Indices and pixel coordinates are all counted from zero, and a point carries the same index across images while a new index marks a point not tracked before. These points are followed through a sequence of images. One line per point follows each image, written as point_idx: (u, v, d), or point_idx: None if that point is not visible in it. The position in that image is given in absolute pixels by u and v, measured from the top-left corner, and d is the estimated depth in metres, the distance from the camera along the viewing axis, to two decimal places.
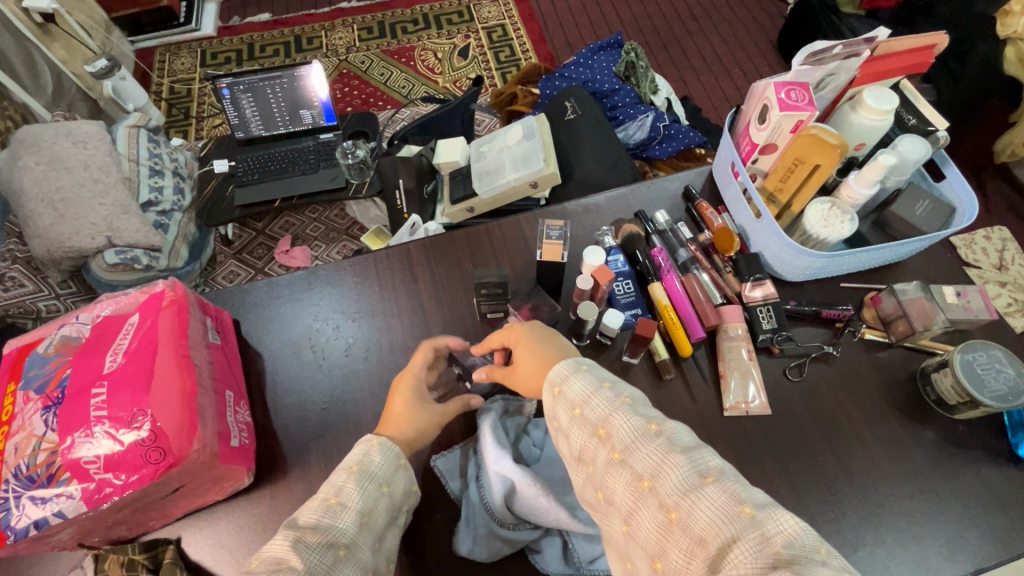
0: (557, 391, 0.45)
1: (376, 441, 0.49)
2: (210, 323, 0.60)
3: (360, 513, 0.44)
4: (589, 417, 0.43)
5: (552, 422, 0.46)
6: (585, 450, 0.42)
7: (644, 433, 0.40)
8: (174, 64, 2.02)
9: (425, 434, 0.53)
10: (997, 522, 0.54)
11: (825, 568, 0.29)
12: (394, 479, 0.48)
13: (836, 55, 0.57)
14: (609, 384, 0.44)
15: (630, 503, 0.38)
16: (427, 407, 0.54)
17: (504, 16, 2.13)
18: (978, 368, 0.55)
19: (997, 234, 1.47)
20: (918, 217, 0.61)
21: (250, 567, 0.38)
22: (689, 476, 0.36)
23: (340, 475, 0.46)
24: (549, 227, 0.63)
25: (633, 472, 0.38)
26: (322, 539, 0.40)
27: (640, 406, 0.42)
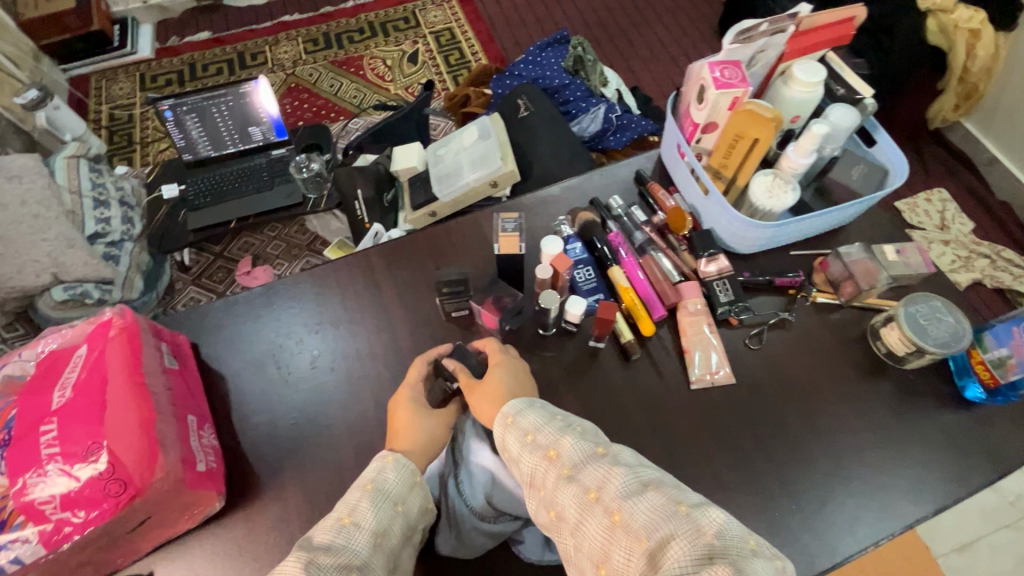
0: (510, 421, 0.47)
1: (390, 458, 0.49)
2: (166, 348, 0.57)
3: (375, 533, 0.44)
4: (540, 442, 0.44)
5: (503, 451, 0.47)
6: (535, 473, 0.44)
7: (592, 454, 0.42)
8: (112, 90, 1.95)
9: (433, 441, 0.53)
10: (957, 464, 0.57)
11: (757, 559, 0.33)
12: (408, 500, 0.48)
13: (763, 32, 0.59)
14: (560, 417, 0.47)
15: (575, 515, 0.39)
16: (432, 415, 0.54)
17: (451, 20, 2.14)
18: (921, 319, 0.58)
19: (937, 196, 1.71)
20: (855, 180, 0.65)
21: None
22: (631, 484, 0.39)
23: (354, 493, 0.46)
24: (504, 220, 0.63)
25: (581, 486, 0.40)
26: (334, 559, 0.40)
27: (589, 433, 0.45)
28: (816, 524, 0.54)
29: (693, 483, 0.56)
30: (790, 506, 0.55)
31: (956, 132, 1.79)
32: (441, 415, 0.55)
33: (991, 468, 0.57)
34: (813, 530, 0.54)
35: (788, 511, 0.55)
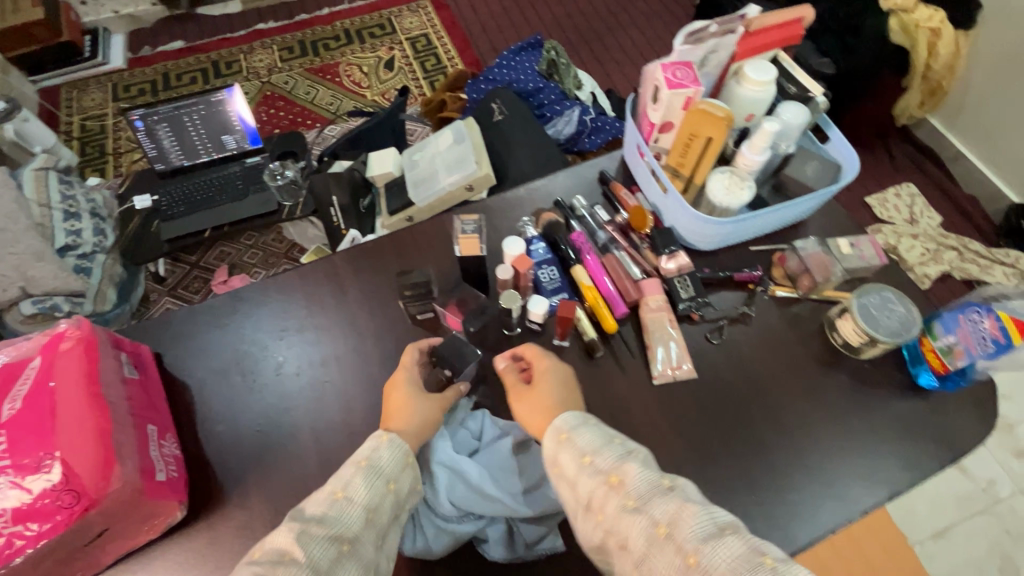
0: (564, 438, 0.49)
1: (385, 437, 0.50)
2: (125, 358, 0.57)
3: (367, 508, 0.45)
4: (600, 465, 0.46)
5: (553, 467, 0.49)
6: (593, 498, 0.45)
7: (658, 486, 0.43)
8: (84, 101, 1.93)
9: (429, 423, 0.54)
10: (911, 451, 0.58)
11: None
12: (401, 476, 0.49)
13: (713, 33, 0.60)
14: (619, 440, 0.48)
15: (643, 547, 0.40)
16: (430, 399, 0.55)
17: (427, 26, 2.15)
18: (873, 310, 0.60)
19: (906, 192, 1.76)
20: (810, 177, 0.67)
21: (254, 558, 0.41)
22: (707, 525, 0.39)
23: (348, 469, 0.47)
24: (464, 222, 0.63)
25: (650, 520, 0.41)
26: (325, 528, 0.42)
27: (650, 463, 0.46)
28: (776, 513, 0.55)
29: None
30: (751, 497, 0.56)
31: (923, 128, 1.84)
32: (438, 398, 0.55)
33: (944, 453, 0.58)
34: (772, 519, 0.55)
35: (749, 501, 0.56)
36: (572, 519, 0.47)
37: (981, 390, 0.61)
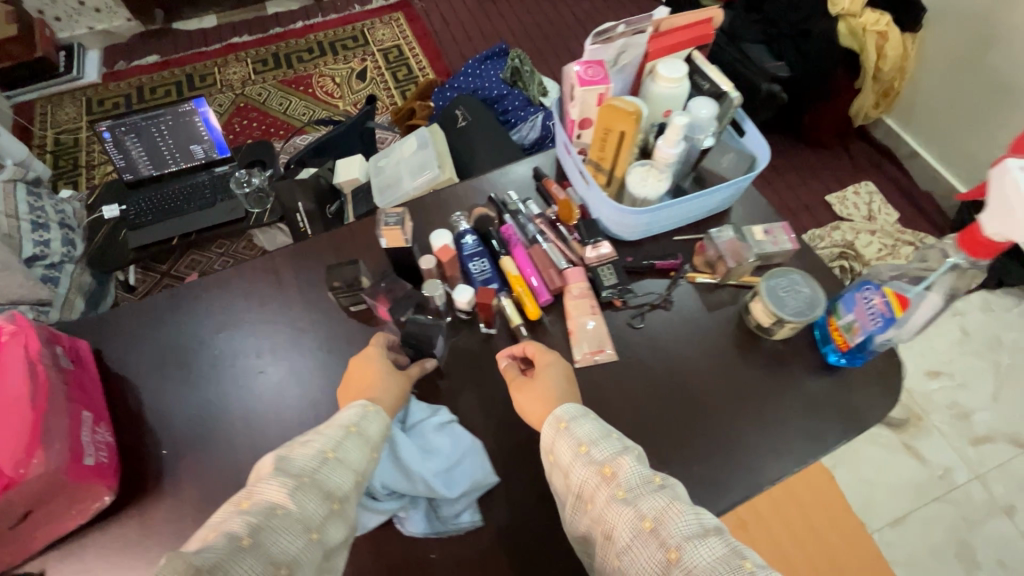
0: (563, 426, 0.52)
1: (372, 407, 0.52)
2: (61, 350, 0.59)
3: (354, 472, 0.48)
4: (596, 456, 0.49)
5: (550, 454, 0.52)
6: (586, 485, 0.48)
7: (649, 483, 0.46)
8: (58, 115, 1.96)
9: (401, 395, 0.57)
10: (817, 427, 0.61)
11: None
12: (381, 444, 0.52)
13: (622, 33, 0.64)
14: (614, 435, 0.51)
15: (629, 539, 0.43)
16: (399, 374, 0.58)
17: (399, 37, 2.20)
18: (780, 291, 0.63)
19: (865, 189, 1.80)
20: (725, 168, 0.71)
21: (242, 506, 0.42)
22: (692, 525, 0.42)
23: (337, 431, 0.49)
24: (387, 214, 0.62)
25: (637, 513, 0.44)
26: (318, 484, 0.45)
27: (643, 461, 0.49)
28: (686, 489, 0.58)
29: None
30: (664, 471, 0.59)
31: (879, 128, 1.89)
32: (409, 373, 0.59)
33: (849, 427, 0.61)
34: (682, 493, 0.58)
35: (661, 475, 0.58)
36: (561, 503, 0.51)
37: (886, 368, 0.64)
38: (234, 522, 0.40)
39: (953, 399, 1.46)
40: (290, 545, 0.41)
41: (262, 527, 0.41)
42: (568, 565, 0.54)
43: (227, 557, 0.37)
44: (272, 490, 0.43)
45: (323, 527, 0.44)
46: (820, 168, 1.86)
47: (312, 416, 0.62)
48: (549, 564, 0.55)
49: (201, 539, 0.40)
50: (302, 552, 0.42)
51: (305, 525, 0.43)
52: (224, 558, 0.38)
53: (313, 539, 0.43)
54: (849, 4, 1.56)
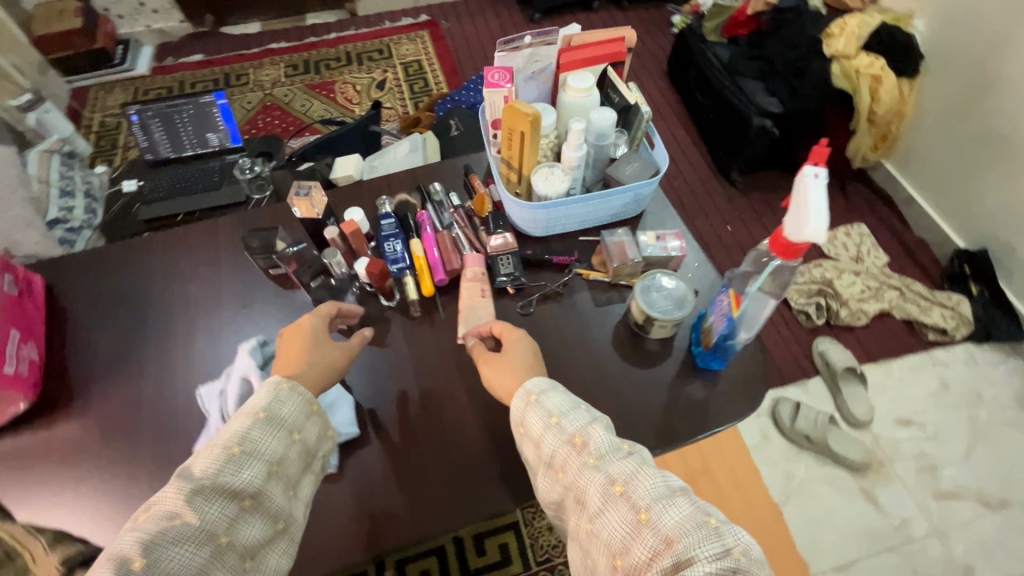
0: (534, 398, 0.53)
1: (283, 384, 0.55)
2: (9, 277, 0.68)
3: (267, 462, 0.50)
4: (565, 426, 0.50)
5: (521, 425, 0.53)
6: (557, 455, 0.49)
7: (619, 450, 0.48)
8: (107, 101, 2.17)
9: (330, 367, 0.60)
10: (671, 423, 0.64)
11: None
12: (298, 424, 0.54)
13: (530, 44, 0.70)
14: (583, 406, 0.52)
15: (599, 503, 0.44)
16: (328, 349, 0.61)
17: (421, 53, 2.34)
18: (653, 290, 0.67)
19: (856, 231, 1.77)
20: (628, 175, 0.74)
21: (139, 521, 0.44)
22: (660, 487, 0.44)
23: (244, 421, 0.52)
24: (299, 185, 0.71)
25: (608, 477, 0.45)
26: (222, 487, 0.47)
27: (612, 429, 0.50)
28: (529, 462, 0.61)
29: (437, 420, 0.64)
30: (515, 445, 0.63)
31: (878, 171, 1.87)
32: (342, 347, 0.62)
33: (703, 426, 0.64)
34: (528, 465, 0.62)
35: (511, 448, 0.63)
36: (533, 472, 0.52)
37: (751, 376, 0.67)
38: (129, 541, 0.42)
39: (920, 450, 1.40)
40: (191, 559, 0.43)
41: (159, 542, 0.43)
42: (407, 516, 0.59)
43: None
44: (176, 498, 0.45)
45: (231, 530, 0.46)
46: None
47: (213, 359, 0.69)
48: (389, 514, 0.59)
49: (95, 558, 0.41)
50: (207, 562, 0.44)
51: (209, 533, 0.45)
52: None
53: (222, 545, 0.45)
54: (842, 46, 1.56)
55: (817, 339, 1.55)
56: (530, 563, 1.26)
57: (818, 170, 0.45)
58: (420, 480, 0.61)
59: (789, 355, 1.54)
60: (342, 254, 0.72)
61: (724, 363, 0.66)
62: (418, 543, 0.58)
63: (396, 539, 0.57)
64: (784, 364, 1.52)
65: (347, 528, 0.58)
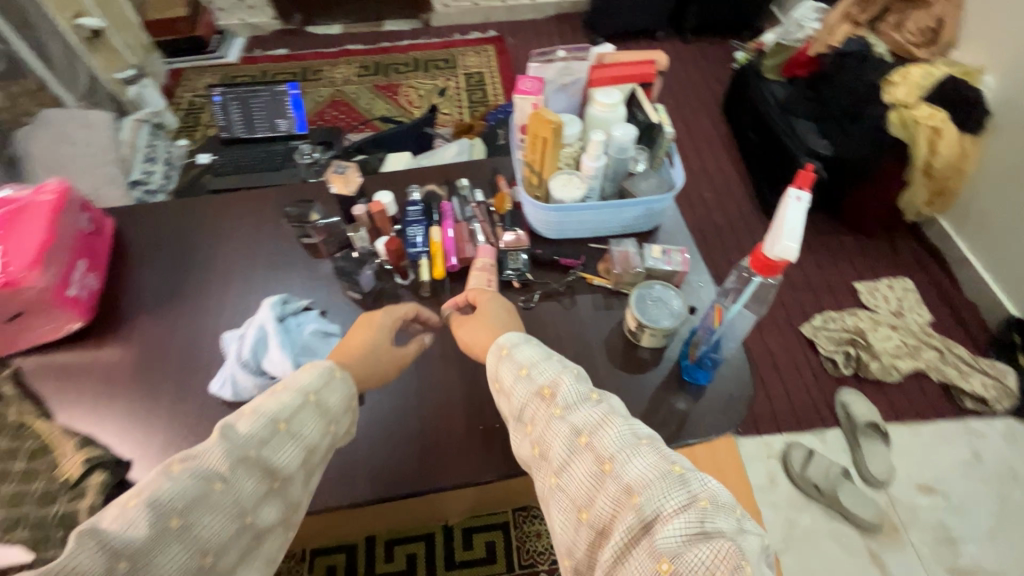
0: (507, 352, 0.56)
1: (338, 375, 0.56)
2: (86, 216, 0.78)
3: (305, 448, 0.51)
4: (536, 379, 0.52)
5: (495, 379, 0.55)
6: (528, 406, 0.51)
7: (587, 400, 0.48)
8: (197, 83, 2.39)
9: (381, 364, 0.62)
10: (646, 428, 0.65)
11: (737, 526, 0.38)
12: (337, 418, 0.55)
13: (563, 58, 0.75)
14: (553, 358, 0.54)
15: (565, 454, 0.45)
16: (385, 350, 0.63)
17: (484, 66, 2.45)
18: (649, 299, 0.70)
19: (900, 286, 1.71)
20: (643, 190, 0.78)
21: (173, 470, 0.42)
22: (627, 437, 0.44)
23: (297, 399, 0.52)
24: (338, 164, 0.79)
25: (574, 428, 0.46)
26: (261, 462, 0.47)
27: (584, 380, 0.51)
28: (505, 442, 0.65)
29: (427, 392, 0.69)
30: (494, 425, 0.67)
31: (933, 227, 1.79)
32: (399, 354, 0.64)
33: (678, 436, 0.65)
34: (501, 445, 0.66)
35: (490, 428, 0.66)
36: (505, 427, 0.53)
37: (735, 396, 0.68)
38: (167, 493, 0.41)
39: (940, 521, 1.30)
40: (219, 530, 0.42)
41: (195, 505, 0.42)
42: (383, 473, 0.63)
43: (153, 545, 0.39)
44: (220, 457, 0.45)
45: (257, 510, 0.46)
46: (857, 254, 1.79)
47: (241, 310, 0.77)
48: (370, 470, 0.63)
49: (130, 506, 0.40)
50: (231, 537, 0.43)
51: (241, 508, 0.44)
52: (152, 538, 0.39)
53: (246, 524, 0.44)
54: (903, 95, 1.52)
55: (840, 390, 1.49)
56: (515, 565, 1.27)
57: (801, 193, 0.47)
58: (401, 444, 0.65)
59: (809, 401, 1.49)
60: (365, 230, 0.79)
61: (710, 378, 0.68)
62: (388, 499, 0.62)
63: (369, 490, 0.62)
64: (802, 409, 1.48)
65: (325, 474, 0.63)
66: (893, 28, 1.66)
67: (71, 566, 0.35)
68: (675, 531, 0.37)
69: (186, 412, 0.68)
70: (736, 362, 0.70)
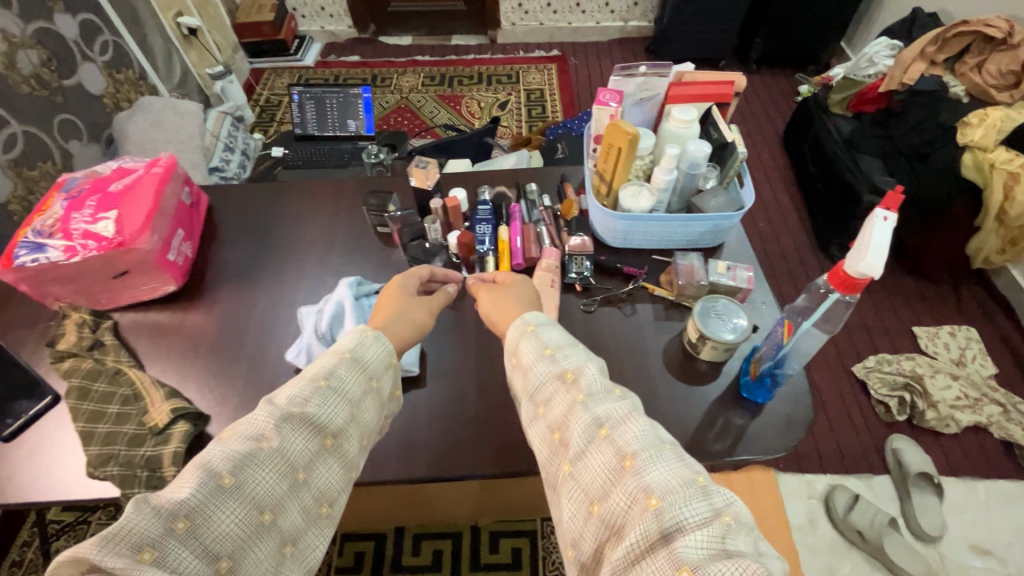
0: (532, 330, 0.56)
1: (370, 334, 0.57)
2: (187, 190, 0.86)
3: (348, 404, 0.52)
4: (560, 363, 0.52)
5: (515, 356, 0.55)
6: (547, 388, 0.51)
7: (610, 393, 0.49)
8: (275, 82, 2.55)
9: (410, 325, 0.63)
10: (700, 440, 0.65)
11: (755, 545, 0.38)
12: (377, 373, 0.56)
13: (644, 73, 0.78)
14: (577, 344, 0.54)
15: (583, 445, 0.45)
16: (413, 312, 0.64)
17: (546, 83, 2.52)
18: (712, 312, 0.70)
19: (963, 334, 1.63)
20: (711, 207, 0.79)
21: (225, 437, 0.45)
22: (648, 436, 0.44)
23: (333, 358, 0.54)
24: (420, 159, 0.83)
25: (595, 420, 0.46)
26: (308, 421, 0.48)
27: (607, 372, 0.51)
28: None
29: (486, 382, 0.71)
30: None
31: (1003, 276, 1.71)
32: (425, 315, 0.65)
33: (734, 450, 0.65)
34: None
35: None
36: (518, 403, 0.54)
37: (793, 418, 0.67)
38: (216, 457, 0.43)
39: None
40: (271, 488, 0.44)
41: (245, 463, 0.44)
42: (439, 453, 0.65)
43: (208, 499, 0.41)
44: (265, 422, 0.47)
45: (308, 468, 0.47)
46: (918, 298, 1.72)
47: (316, 289, 0.81)
48: (427, 450, 0.66)
49: (183, 474, 0.42)
50: (288, 494, 0.45)
51: (291, 464, 0.46)
52: (206, 495, 0.41)
53: (299, 481, 0.46)
54: (980, 136, 1.42)
55: (892, 436, 1.42)
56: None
57: (888, 213, 0.49)
58: (458, 428, 0.67)
59: (857, 443, 1.43)
60: (440, 223, 0.83)
61: (769, 397, 0.68)
62: (443, 479, 0.64)
63: (425, 469, 0.64)
64: (849, 451, 1.42)
65: (385, 449, 0.65)
66: (973, 70, 1.52)
67: (128, 529, 0.37)
68: (696, 545, 0.36)
69: (260, 377, 0.72)
70: (796, 384, 0.70)
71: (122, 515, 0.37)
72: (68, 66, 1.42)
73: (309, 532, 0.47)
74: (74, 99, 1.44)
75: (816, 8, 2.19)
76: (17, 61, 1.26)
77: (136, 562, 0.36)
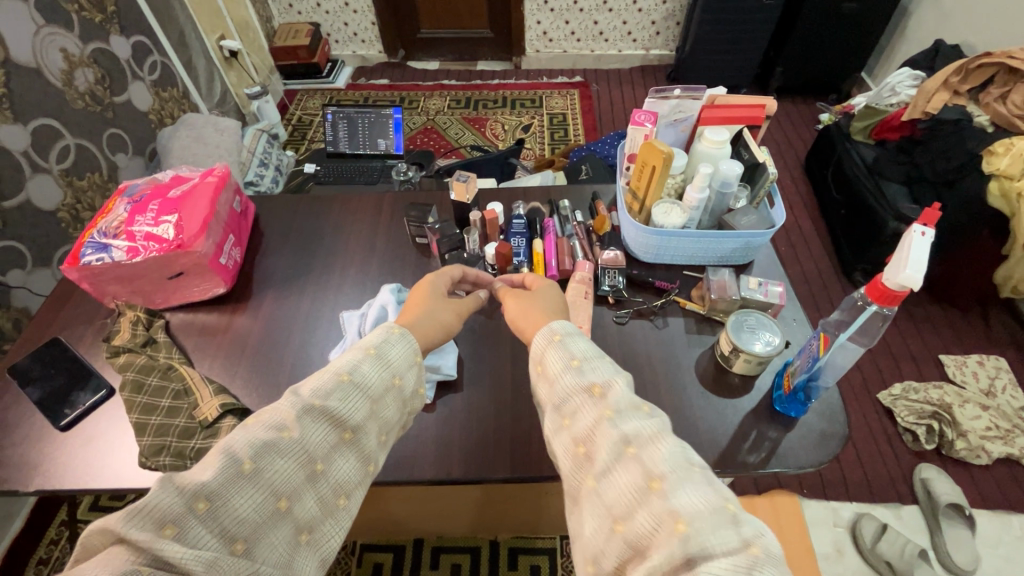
0: (559, 338, 0.57)
1: (396, 333, 0.58)
2: (238, 199, 0.90)
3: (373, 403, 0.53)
4: (587, 375, 0.53)
5: (541, 361, 0.56)
6: (571, 396, 0.52)
7: (637, 408, 0.49)
8: (307, 103, 2.65)
9: (435, 325, 0.64)
10: (734, 452, 0.66)
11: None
12: (403, 372, 0.57)
13: (677, 95, 0.81)
14: (604, 357, 0.55)
15: (609, 461, 0.46)
16: (441, 312, 0.66)
17: (568, 108, 2.58)
18: (746, 326, 0.72)
19: (993, 363, 1.60)
20: (742, 225, 0.80)
21: (253, 423, 0.47)
22: (674, 457, 0.45)
23: (358, 355, 0.55)
24: (461, 173, 0.86)
25: (622, 437, 0.47)
26: (330, 416, 0.50)
27: (633, 387, 0.52)
28: None
29: (521, 388, 0.73)
30: None
31: None
32: (452, 317, 0.67)
33: (768, 463, 0.65)
34: None
35: None
36: (542, 410, 0.55)
37: (827, 433, 0.67)
38: (240, 442, 0.45)
39: None
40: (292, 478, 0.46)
41: (269, 453, 0.46)
42: (477, 456, 0.67)
43: (230, 483, 0.43)
44: (287, 421, 0.48)
45: (329, 464, 0.49)
46: (944, 327, 1.71)
47: (357, 296, 0.84)
48: (465, 453, 0.67)
49: (208, 456, 0.44)
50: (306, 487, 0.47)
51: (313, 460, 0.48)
52: (229, 481, 0.43)
53: (319, 474, 0.48)
54: (1005, 165, 1.40)
55: (920, 465, 1.40)
56: None
57: (926, 229, 0.51)
58: (496, 432, 0.69)
59: (884, 471, 1.41)
60: (477, 235, 0.86)
61: (803, 412, 0.68)
62: (479, 482, 0.65)
63: (463, 471, 0.65)
64: (876, 480, 1.39)
65: (425, 449, 0.67)
66: (998, 100, 1.51)
67: (154, 504, 0.39)
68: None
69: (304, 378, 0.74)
70: (829, 399, 0.70)
71: (148, 491, 0.40)
72: (120, 84, 1.51)
73: (325, 523, 0.48)
74: (123, 115, 1.52)
75: (837, 38, 2.23)
76: (75, 78, 1.34)
77: (159, 536, 0.39)
